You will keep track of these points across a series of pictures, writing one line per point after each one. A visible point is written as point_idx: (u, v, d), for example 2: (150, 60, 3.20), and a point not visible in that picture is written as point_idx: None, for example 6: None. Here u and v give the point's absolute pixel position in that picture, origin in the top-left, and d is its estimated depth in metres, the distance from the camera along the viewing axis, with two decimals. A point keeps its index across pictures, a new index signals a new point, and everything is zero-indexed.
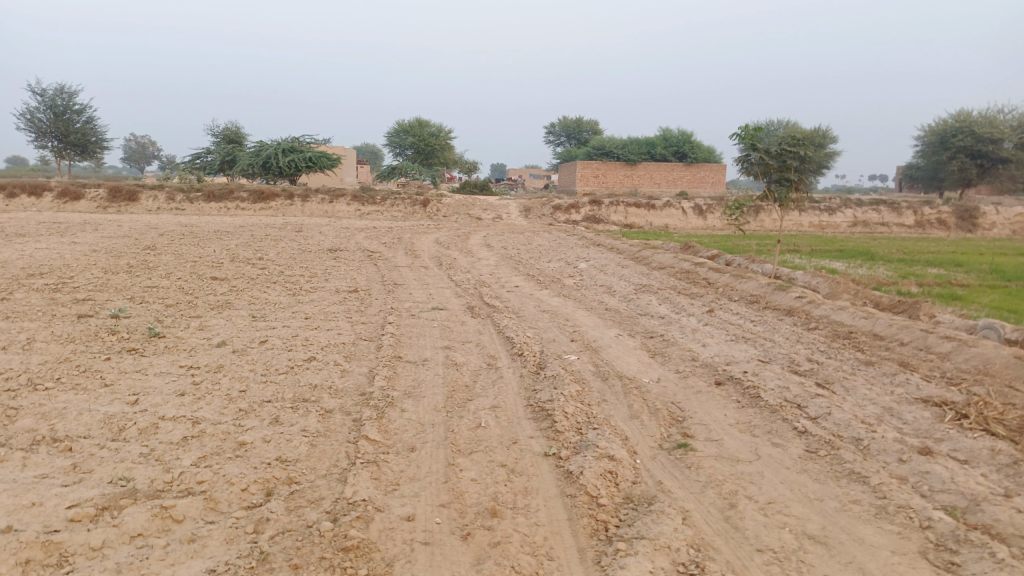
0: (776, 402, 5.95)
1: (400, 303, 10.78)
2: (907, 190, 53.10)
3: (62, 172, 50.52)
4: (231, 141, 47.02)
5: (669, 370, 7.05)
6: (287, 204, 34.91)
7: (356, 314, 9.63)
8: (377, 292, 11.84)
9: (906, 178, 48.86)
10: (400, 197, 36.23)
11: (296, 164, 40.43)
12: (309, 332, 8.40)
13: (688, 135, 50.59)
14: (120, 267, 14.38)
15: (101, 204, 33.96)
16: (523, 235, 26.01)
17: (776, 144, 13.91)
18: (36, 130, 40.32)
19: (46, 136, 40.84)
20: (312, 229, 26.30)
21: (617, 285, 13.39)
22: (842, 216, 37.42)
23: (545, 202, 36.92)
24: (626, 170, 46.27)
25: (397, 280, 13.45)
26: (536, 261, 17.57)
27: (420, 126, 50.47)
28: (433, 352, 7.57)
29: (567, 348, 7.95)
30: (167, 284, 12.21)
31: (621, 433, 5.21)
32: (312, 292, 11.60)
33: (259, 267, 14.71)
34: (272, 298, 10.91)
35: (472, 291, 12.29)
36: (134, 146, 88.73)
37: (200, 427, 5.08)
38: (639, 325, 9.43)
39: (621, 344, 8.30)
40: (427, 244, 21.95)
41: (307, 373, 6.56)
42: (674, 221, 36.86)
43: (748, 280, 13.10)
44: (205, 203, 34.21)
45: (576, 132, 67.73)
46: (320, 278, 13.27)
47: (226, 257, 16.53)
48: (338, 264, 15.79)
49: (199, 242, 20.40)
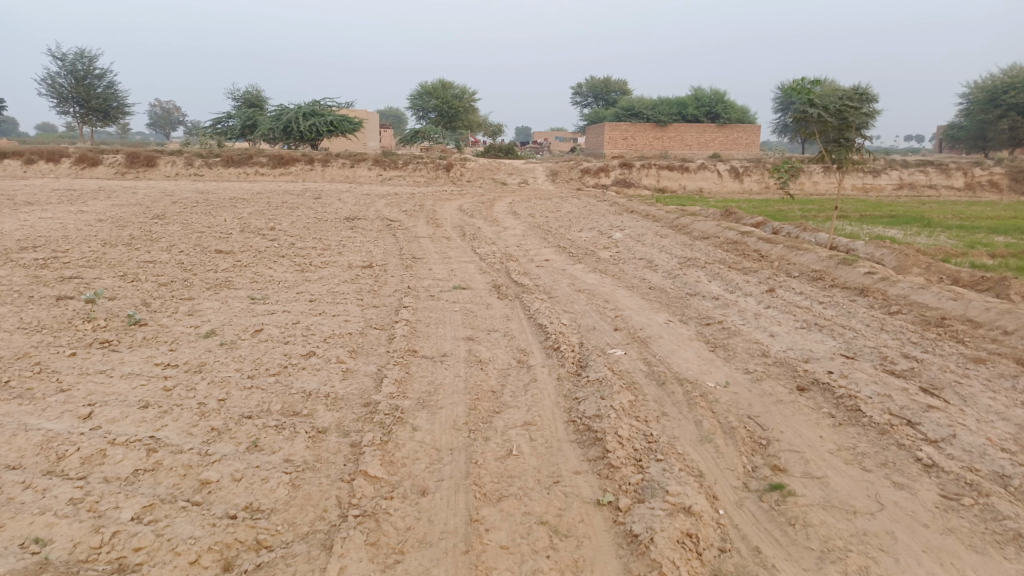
0: (882, 419, 4.73)
1: (417, 282, 9.63)
2: (953, 152, 50.52)
3: (85, 139, 50.02)
4: (252, 105, 45.96)
5: (737, 370, 5.85)
6: (308, 169, 33.86)
7: (367, 295, 8.50)
8: (394, 267, 10.74)
9: (950, 137, 46.38)
10: (423, 161, 34.98)
11: (317, 128, 39.27)
12: (313, 319, 7.29)
13: (721, 94, 48.40)
14: (122, 239, 13.44)
15: (119, 169, 33.23)
16: (551, 202, 24.72)
17: (835, 100, 12.44)
18: (57, 95, 39.61)
19: (67, 102, 40.10)
20: (331, 196, 25.22)
21: (659, 258, 12.10)
22: (886, 178, 35.38)
23: (574, 166, 35.44)
24: (657, 132, 44.42)
25: (416, 254, 12.33)
26: (567, 230, 16.31)
27: (443, 88, 48.86)
28: (454, 346, 6.43)
29: (611, 339, 6.76)
30: (167, 258, 11.21)
31: (694, 467, 4.05)
32: (322, 268, 10.52)
33: (270, 238, 13.67)
34: (277, 275, 9.83)
35: (499, 266, 11.12)
36: (158, 112, 88.33)
37: (158, 456, 4.02)
38: (691, 309, 8.20)
39: (673, 334, 7.08)
40: (450, 212, 20.75)
41: (302, 375, 5.46)
42: (708, 185, 35.17)
43: (806, 252, 11.73)
44: (225, 168, 33.31)
45: (604, 93, 65.63)
46: (334, 251, 12.19)
47: (236, 227, 15.51)
48: (354, 234, 14.70)
49: (212, 210, 19.45)
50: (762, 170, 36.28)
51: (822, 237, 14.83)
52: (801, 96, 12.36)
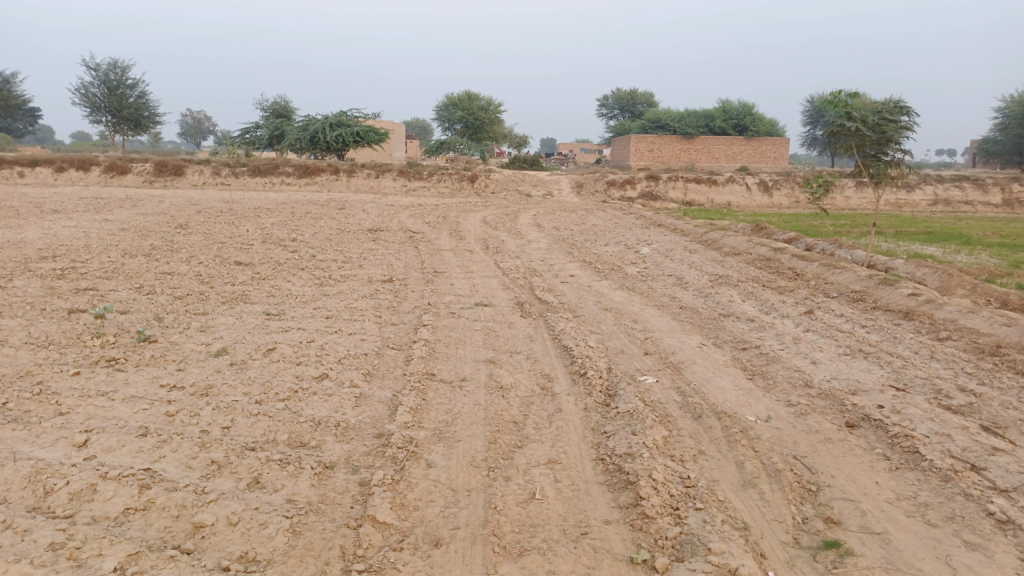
0: (944, 464, 4.29)
1: (438, 298, 9.31)
2: (988, 166, 49.29)
3: (116, 148, 50.73)
4: (279, 115, 46.29)
5: (779, 403, 5.43)
6: (333, 179, 33.89)
7: (386, 312, 8.20)
8: (415, 281, 10.44)
9: (985, 152, 45.23)
10: (448, 172, 34.83)
11: (343, 139, 39.38)
12: (328, 337, 6.99)
13: (750, 107, 47.74)
14: (143, 248, 13.32)
15: (148, 178, 33.51)
16: (576, 214, 24.38)
17: (874, 113, 11.96)
18: (91, 104, 40.19)
19: (99, 111, 40.65)
20: (355, 206, 25.10)
21: (689, 275, 11.67)
22: (921, 193, 34.48)
23: (600, 178, 35.04)
24: (684, 144, 43.90)
25: (439, 268, 12.04)
26: (593, 244, 15.93)
27: (469, 100, 48.83)
28: (474, 369, 6.08)
29: (642, 364, 6.36)
30: (186, 270, 11.03)
31: (737, 517, 3.65)
32: (341, 282, 10.25)
33: (291, 250, 13.46)
34: (294, 288, 9.59)
35: (523, 282, 10.77)
36: (189, 122, 89.70)
37: (151, 493, 3.71)
38: (725, 331, 7.77)
39: (707, 359, 6.67)
40: (473, 224, 20.47)
41: (312, 401, 5.15)
42: (737, 198, 34.57)
43: (844, 271, 11.23)
44: (251, 177, 33.44)
45: (631, 104, 65.25)
46: (355, 264, 11.94)
47: (257, 237, 15.34)
48: (376, 246, 14.47)
49: (236, 220, 19.37)
50: (792, 184, 35.59)
51: (858, 255, 14.28)
52: (839, 109, 11.88)
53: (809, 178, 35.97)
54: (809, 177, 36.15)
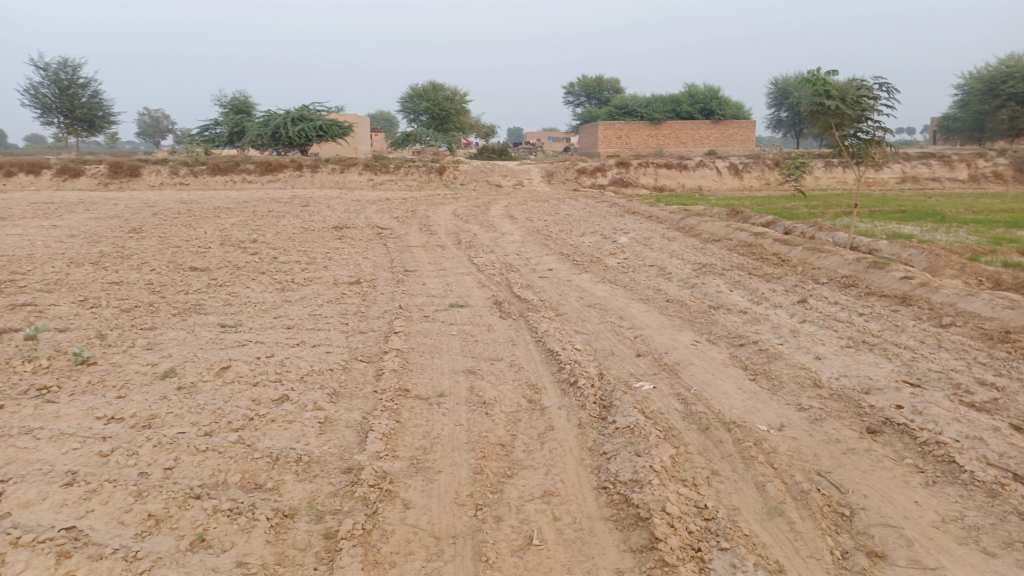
0: (986, 474, 3.83)
1: (409, 300, 8.70)
2: (951, 143, 49.71)
3: (71, 150, 48.95)
4: (239, 111, 44.98)
5: (790, 409, 4.93)
6: (296, 175, 32.89)
7: (353, 318, 7.56)
8: (384, 282, 9.81)
9: (947, 129, 45.63)
10: (415, 164, 34.05)
11: (306, 134, 38.31)
12: (290, 350, 6.35)
13: (716, 90, 47.54)
14: (92, 256, 12.48)
15: (102, 180, 32.22)
16: (548, 204, 23.85)
17: (853, 90, 11.59)
18: (41, 105, 38.54)
19: (51, 112, 39.05)
20: (320, 203, 24.27)
21: (671, 264, 11.20)
22: (889, 172, 34.53)
23: (570, 166, 34.54)
24: (652, 129, 43.60)
25: (409, 266, 11.43)
26: (569, 235, 15.41)
27: (433, 91, 47.96)
28: (452, 382, 5.49)
29: (635, 368, 5.83)
30: (136, 279, 10.26)
31: (768, 557, 3.14)
32: (305, 286, 9.58)
33: (251, 252, 12.72)
34: (254, 296, 8.91)
35: (498, 278, 10.20)
36: (148, 121, 87.40)
37: (71, 562, 3.07)
38: (718, 325, 7.28)
39: (704, 358, 6.17)
40: (443, 217, 19.84)
41: (270, 430, 4.53)
42: (708, 183, 34.34)
43: (831, 255, 10.85)
44: (211, 176, 32.33)
45: (597, 91, 64.80)
46: (320, 265, 11.27)
47: (217, 240, 14.55)
48: (342, 245, 13.78)
49: (194, 222, 18.48)
50: (762, 166, 35.46)
51: (840, 237, 13.95)
52: (819, 87, 11.51)
53: (778, 160, 35.87)
54: (778, 159, 36.07)
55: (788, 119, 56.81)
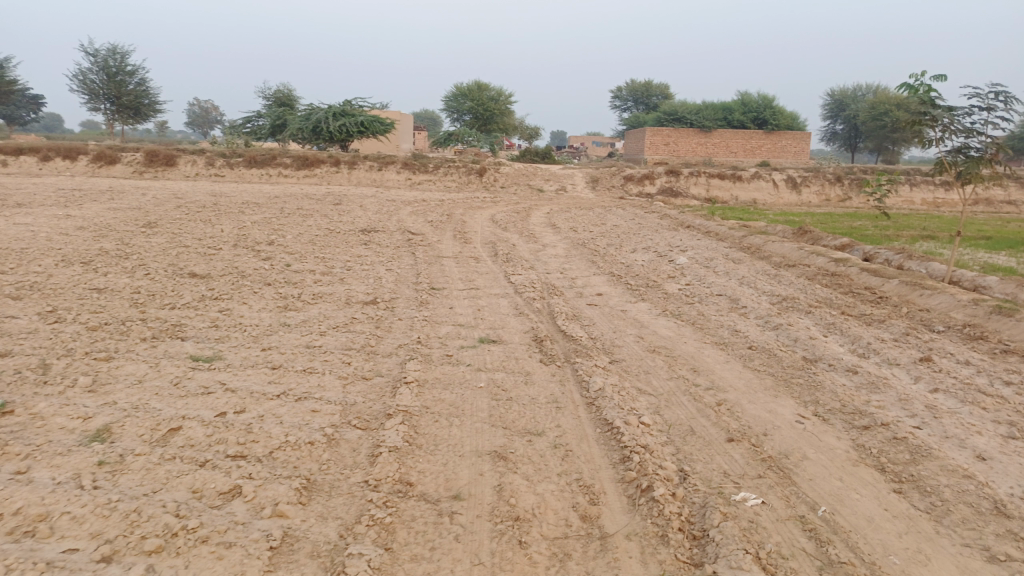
0: None
1: (431, 330, 7.17)
2: None
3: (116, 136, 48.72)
4: (282, 104, 44.27)
5: (977, 562, 3.29)
6: (333, 171, 31.77)
7: (358, 356, 6.05)
8: (405, 304, 8.32)
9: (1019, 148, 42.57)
10: (455, 164, 32.69)
11: (346, 129, 37.20)
12: (267, 404, 4.86)
13: (771, 99, 45.23)
14: (90, 253, 11.22)
15: (138, 168, 31.45)
16: (594, 213, 22.23)
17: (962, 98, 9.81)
18: (88, 92, 38.10)
19: (97, 99, 38.65)
20: (353, 202, 22.98)
21: (744, 295, 9.50)
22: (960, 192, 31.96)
23: (616, 172, 32.82)
24: (702, 137, 41.64)
25: (437, 282, 9.95)
26: (619, 250, 13.77)
27: (478, 90, 46.66)
28: (475, 474, 3.94)
29: (729, 462, 4.21)
30: (124, 285, 8.92)
31: None
32: (311, 304, 8.12)
33: (263, 256, 11.36)
34: (248, 315, 7.49)
35: (540, 304, 8.64)
36: (197, 111, 88.27)
37: None
38: (824, 391, 5.63)
39: (821, 449, 4.52)
40: (481, 223, 18.37)
41: (197, 560, 3.03)
42: (763, 195, 32.32)
43: (938, 294, 9.07)
44: (246, 169, 31.37)
45: (645, 96, 62.76)
46: (335, 277, 9.83)
47: (231, 240, 13.24)
48: (366, 252, 12.37)
49: (216, 218, 17.27)
50: (822, 180, 33.27)
51: (934, 267, 12.05)
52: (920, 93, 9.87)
53: (839, 175, 33.63)
54: (839, 173, 33.84)
55: (842, 131, 54.03)
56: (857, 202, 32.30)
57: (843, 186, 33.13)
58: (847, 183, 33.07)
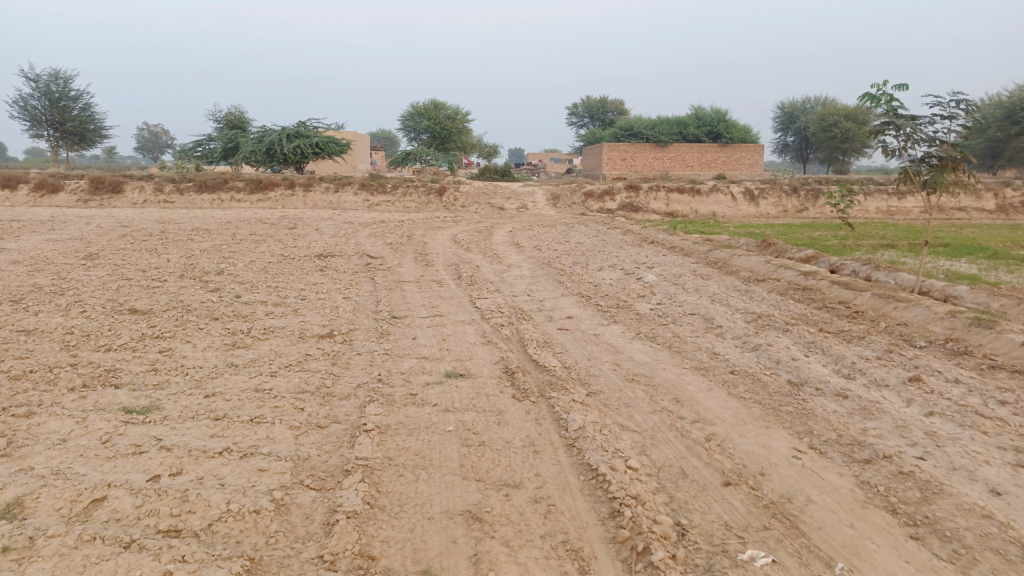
0: None
1: (392, 365, 6.65)
2: None
3: (59, 163, 46.96)
4: (234, 126, 43.29)
5: None
6: (288, 194, 30.97)
7: (312, 400, 5.50)
8: (364, 336, 7.78)
9: None
10: (413, 184, 32.17)
11: (301, 151, 36.41)
12: (208, 464, 4.29)
13: (724, 113, 45.81)
14: (21, 290, 10.42)
15: (82, 197, 30.22)
16: (556, 231, 21.93)
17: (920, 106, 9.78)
18: (29, 118, 36.65)
19: (40, 125, 37.20)
20: (309, 225, 22.27)
21: (718, 314, 9.18)
22: (912, 201, 32.57)
23: (576, 188, 32.69)
24: (659, 151, 41.90)
25: (397, 309, 9.43)
26: (586, 269, 13.43)
27: (434, 109, 46.31)
28: (447, 542, 3.45)
29: (729, 511, 3.80)
30: (55, 325, 8.21)
31: None
32: (262, 340, 7.53)
33: (211, 288, 10.69)
34: (191, 356, 6.87)
35: (507, 330, 8.19)
36: (147, 135, 86.23)
37: None
38: (817, 420, 5.27)
39: (825, 490, 4.15)
40: (442, 244, 17.88)
41: None
42: (722, 208, 32.49)
43: (914, 306, 8.88)
44: (197, 194, 30.34)
45: (601, 113, 63.17)
46: (289, 309, 9.23)
47: (178, 271, 12.51)
48: (322, 279, 11.77)
49: (163, 246, 16.45)
50: (779, 192, 33.61)
51: (902, 277, 11.94)
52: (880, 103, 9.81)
53: (795, 186, 34.02)
54: (795, 184, 34.25)
55: (794, 143, 55.02)
56: (814, 213, 32.68)
57: (799, 197, 33.51)
58: (803, 194, 33.46)
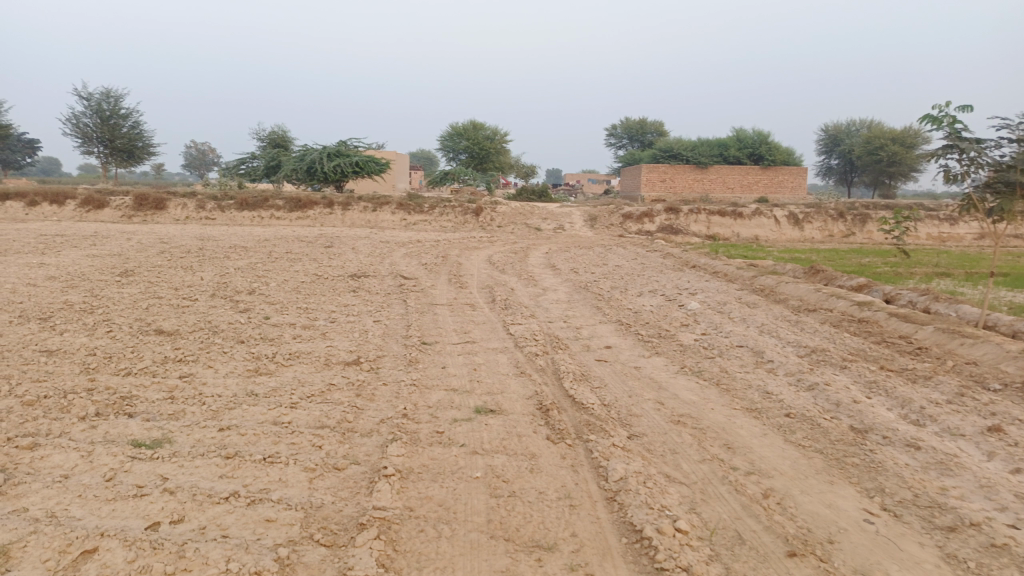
0: None
1: (419, 398, 6.25)
2: None
3: (108, 179, 48.03)
4: (276, 145, 43.87)
5: None
6: (326, 212, 31.06)
7: (331, 438, 5.11)
8: (391, 363, 7.41)
9: None
10: (450, 204, 32.00)
11: (341, 169, 36.61)
12: (211, 511, 3.92)
13: (767, 135, 44.94)
14: (53, 307, 10.32)
15: (126, 213, 30.70)
16: (594, 253, 21.45)
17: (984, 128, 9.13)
18: (80, 135, 37.56)
19: (91, 142, 38.10)
20: (345, 244, 22.16)
21: (768, 347, 8.60)
22: (966, 226, 31.33)
23: (615, 210, 32.17)
24: (699, 173, 41.20)
25: (428, 334, 9.06)
26: (625, 294, 12.92)
27: (473, 129, 46.36)
28: None
29: None
30: (79, 345, 8.01)
31: None
32: (285, 366, 7.20)
33: (241, 308, 10.47)
34: (212, 383, 6.58)
35: (542, 359, 7.74)
36: (194, 153, 88.22)
37: None
38: (886, 476, 4.72)
39: (906, 565, 3.60)
40: (478, 265, 17.54)
41: None
42: (765, 232, 31.64)
43: (984, 343, 8.19)
44: (237, 212, 30.59)
45: (641, 134, 62.65)
46: (317, 332, 8.92)
47: (209, 289, 12.35)
48: (353, 301, 11.50)
49: (198, 263, 16.41)
50: (825, 216, 32.62)
51: (965, 309, 11.17)
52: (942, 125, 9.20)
53: (842, 210, 32.99)
54: (841, 209, 33.21)
55: (838, 166, 53.75)
56: (861, 238, 31.63)
57: (846, 221, 32.47)
58: (850, 219, 32.42)
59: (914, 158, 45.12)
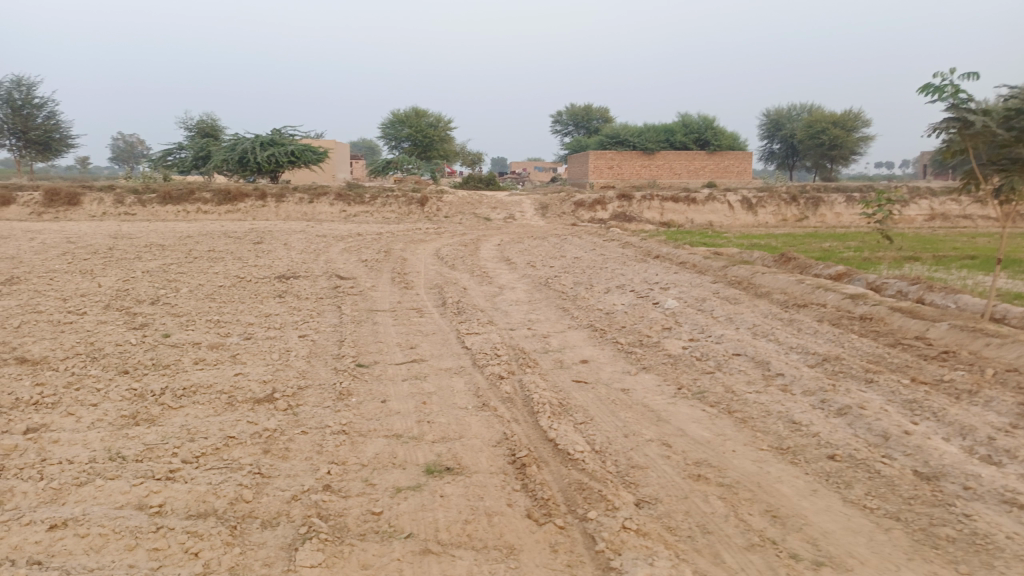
0: None
1: (351, 452, 4.68)
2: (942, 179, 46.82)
3: (22, 173, 44.26)
4: (206, 135, 41.13)
5: None
6: (259, 205, 28.84)
7: (214, 539, 3.49)
8: (315, 399, 5.78)
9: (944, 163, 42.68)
10: (393, 194, 30.15)
11: (276, 159, 34.24)
12: None
13: (712, 119, 44.31)
14: None
15: (35, 210, 27.83)
16: (547, 243, 20.02)
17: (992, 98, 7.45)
18: None
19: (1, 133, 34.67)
20: (277, 240, 20.18)
21: (772, 355, 7.27)
22: (915, 208, 31.15)
23: (565, 197, 30.87)
24: (646, 159, 40.25)
25: (365, 352, 7.43)
26: (592, 291, 11.51)
27: (416, 116, 44.43)
28: None
29: None
30: None
31: None
32: (174, 409, 5.50)
33: (137, 324, 8.64)
34: (65, 442, 4.84)
35: (508, 384, 6.23)
36: (123, 146, 83.77)
37: None
38: (1005, 560, 3.38)
39: None
40: (423, 261, 15.90)
41: None
42: (719, 217, 30.78)
43: (1018, 345, 7.03)
44: (160, 206, 28.08)
45: (586, 120, 61.57)
46: (225, 355, 7.20)
47: (105, 299, 10.42)
48: (277, 308, 9.77)
49: (103, 267, 14.30)
50: (778, 201, 31.96)
51: (965, 300, 10.07)
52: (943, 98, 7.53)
53: (795, 194, 32.37)
54: (794, 192, 32.59)
55: (779, 151, 53.65)
56: (815, 222, 31.08)
57: (799, 205, 31.85)
58: (803, 202, 31.82)
59: (855, 141, 45.16)
